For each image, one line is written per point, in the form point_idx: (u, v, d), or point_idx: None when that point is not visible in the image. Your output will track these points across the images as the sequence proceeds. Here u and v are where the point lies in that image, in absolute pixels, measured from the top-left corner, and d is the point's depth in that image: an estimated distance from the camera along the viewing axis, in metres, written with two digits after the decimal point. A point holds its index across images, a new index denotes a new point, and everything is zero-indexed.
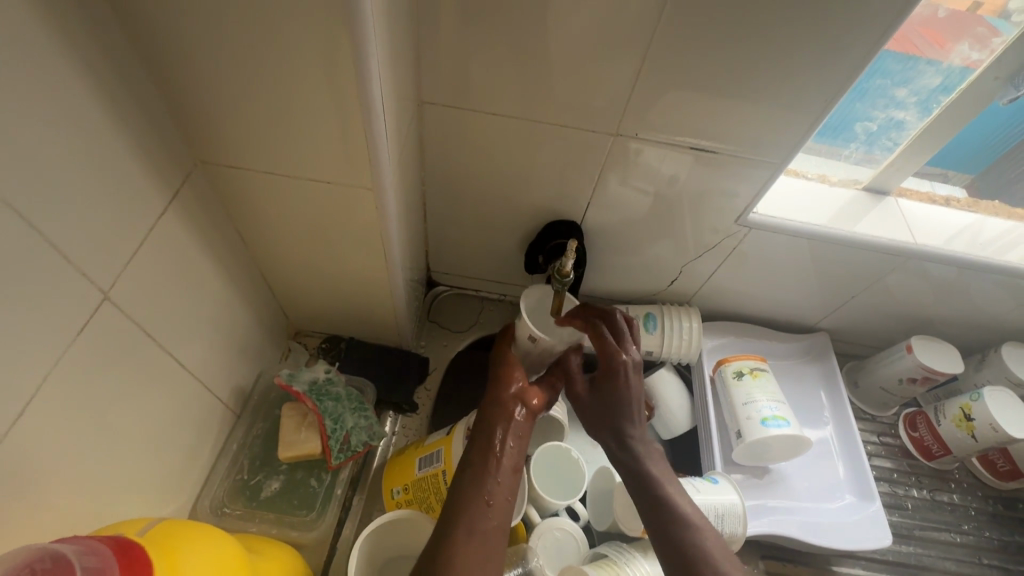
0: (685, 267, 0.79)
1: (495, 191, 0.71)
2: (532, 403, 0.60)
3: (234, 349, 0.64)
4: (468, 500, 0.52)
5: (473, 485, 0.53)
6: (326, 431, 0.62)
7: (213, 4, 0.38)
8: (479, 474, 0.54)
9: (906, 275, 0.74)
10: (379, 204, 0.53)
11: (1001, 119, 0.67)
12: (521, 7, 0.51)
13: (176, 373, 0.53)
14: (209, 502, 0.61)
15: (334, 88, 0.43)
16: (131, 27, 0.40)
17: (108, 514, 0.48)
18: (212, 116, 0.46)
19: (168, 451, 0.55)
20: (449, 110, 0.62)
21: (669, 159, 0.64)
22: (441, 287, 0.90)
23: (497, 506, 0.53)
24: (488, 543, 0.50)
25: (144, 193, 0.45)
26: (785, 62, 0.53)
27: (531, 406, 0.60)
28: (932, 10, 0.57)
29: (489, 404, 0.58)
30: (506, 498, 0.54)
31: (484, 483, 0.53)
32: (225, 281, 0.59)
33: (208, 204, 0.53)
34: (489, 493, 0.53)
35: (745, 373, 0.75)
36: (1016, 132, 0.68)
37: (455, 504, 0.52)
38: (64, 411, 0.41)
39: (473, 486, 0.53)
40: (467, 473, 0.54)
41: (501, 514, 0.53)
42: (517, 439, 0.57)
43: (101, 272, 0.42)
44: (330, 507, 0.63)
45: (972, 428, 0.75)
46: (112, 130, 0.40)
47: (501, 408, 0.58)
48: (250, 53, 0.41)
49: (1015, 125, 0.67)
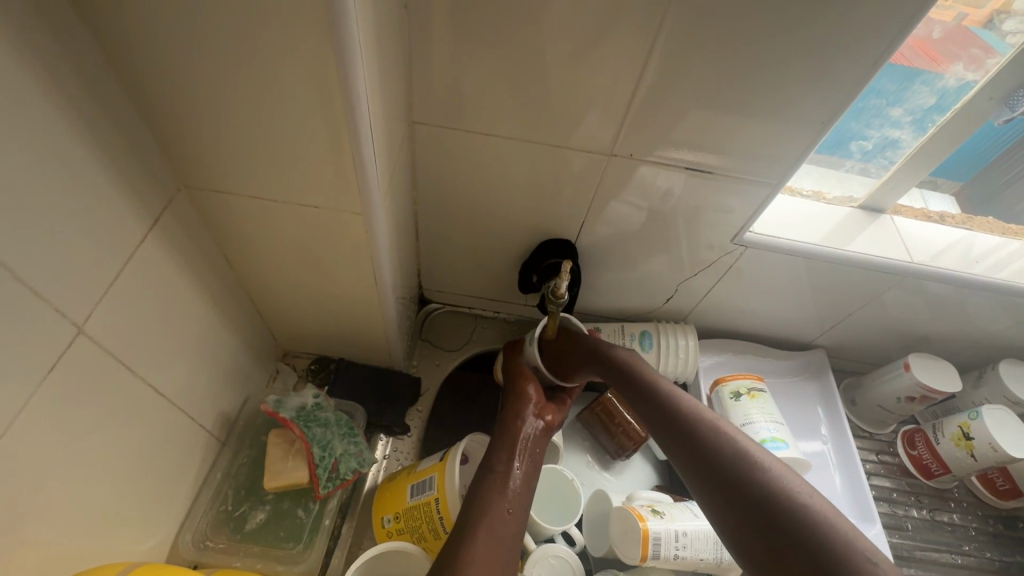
0: (681, 284, 0.78)
1: (488, 209, 0.70)
2: (547, 419, 0.64)
3: (220, 374, 0.62)
4: (486, 501, 0.52)
5: (491, 489, 0.54)
6: (314, 459, 0.60)
7: (196, 29, 0.37)
8: (498, 479, 0.55)
9: (904, 292, 0.73)
10: (369, 227, 0.52)
11: (988, 133, 0.68)
12: (515, 27, 0.51)
13: (157, 403, 0.51)
14: (191, 536, 0.59)
15: (322, 113, 0.42)
16: (112, 53, 0.39)
17: (84, 555, 0.46)
18: (196, 142, 0.45)
19: (148, 484, 0.53)
20: (441, 130, 0.61)
21: (664, 175, 0.63)
22: (433, 304, 0.88)
23: (516, 509, 0.53)
24: (507, 547, 0.50)
25: (124, 221, 0.43)
26: (780, 82, 0.52)
27: (546, 421, 0.64)
28: (928, 31, 0.58)
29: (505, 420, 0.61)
30: (522, 509, 0.54)
31: (502, 489, 0.54)
32: (209, 306, 0.57)
33: (191, 228, 0.52)
34: (507, 500, 0.53)
35: (743, 394, 0.74)
36: (1004, 140, 0.69)
37: (473, 503, 0.52)
38: (35, 452, 0.39)
39: (491, 489, 0.54)
40: (485, 479, 0.55)
41: (519, 523, 0.53)
42: (532, 452, 0.60)
43: (75, 305, 0.40)
44: (318, 538, 0.62)
45: (972, 447, 0.74)
46: (90, 159, 0.39)
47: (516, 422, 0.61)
48: (233, 78, 0.40)
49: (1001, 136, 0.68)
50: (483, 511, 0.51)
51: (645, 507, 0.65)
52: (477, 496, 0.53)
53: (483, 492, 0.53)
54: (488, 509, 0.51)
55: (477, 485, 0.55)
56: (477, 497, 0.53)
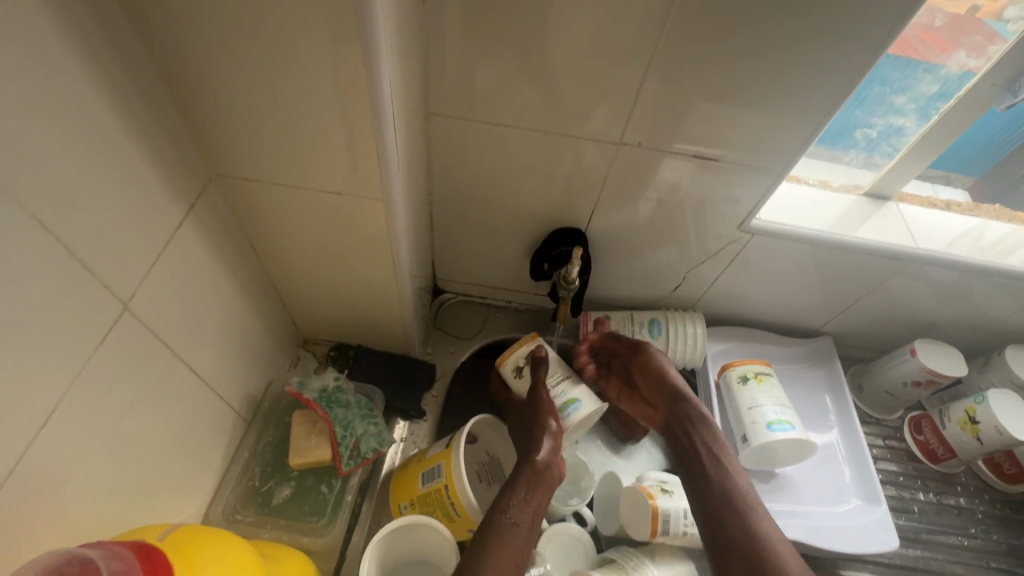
0: (689, 273, 0.80)
1: (501, 200, 0.72)
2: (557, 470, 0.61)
3: (245, 357, 0.65)
4: (496, 545, 0.53)
5: (502, 532, 0.54)
6: (336, 437, 0.63)
7: (230, 23, 0.39)
8: (506, 520, 0.55)
9: (909, 278, 0.74)
10: (389, 214, 0.54)
11: (1001, 125, 0.69)
12: (527, 18, 0.53)
13: (190, 380, 0.54)
14: (221, 508, 0.62)
15: (346, 104, 0.44)
16: (152, 47, 0.41)
17: (124, 522, 0.49)
18: (227, 131, 0.48)
19: (181, 459, 0.55)
20: (455, 121, 0.63)
21: (673, 167, 0.65)
22: (447, 294, 0.91)
23: (521, 554, 0.54)
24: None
25: (162, 206, 0.46)
26: (787, 70, 0.54)
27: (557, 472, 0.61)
28: (929, 20, 0.59)
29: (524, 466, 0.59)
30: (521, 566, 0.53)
31: (510, 534, 0.54)
32: (236, 289, 0.60)
33: (221, 215, 0.55)
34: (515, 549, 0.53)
35: (750, 378, 0.75)
36: (1016, 136, 0.70)
37: (486, 546, 0.52)
38: (82, 419, 0.42)
39: (501, 532, 0.54)
40: (500, 521, 0.55)
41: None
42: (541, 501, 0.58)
43: (120, 283, 0.43)
44: (340, 514, 0.64)
45: (977, 431, 0.76)
46: (132, 146, 0.42)
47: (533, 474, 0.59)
48: (260, 68, 0.42)
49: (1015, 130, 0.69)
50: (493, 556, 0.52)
51: (655, 485, 0.67)
52: (488, 539, 0.53)
53: (493, 533, 0.54)
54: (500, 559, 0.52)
55: (488, 524, 0.54)
56: (489, 535, 0.53)
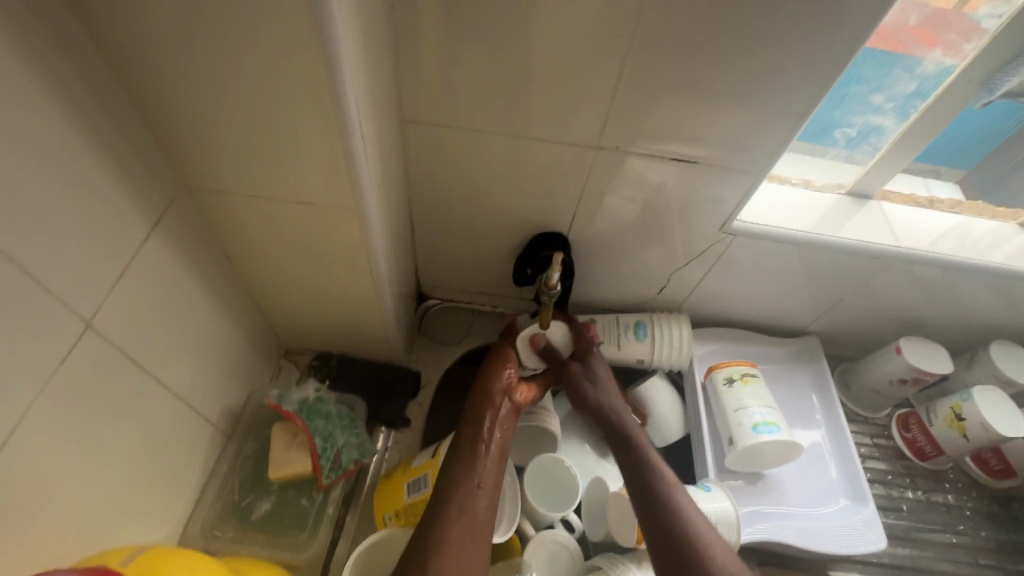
0: (673, 275, 0.80)
1: (482, 205, 0.72)
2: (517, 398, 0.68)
3: (223, 369, 0.64)
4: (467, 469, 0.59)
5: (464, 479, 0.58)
6: (316, 450, 0.62)
7: (188, 34, 0.38)
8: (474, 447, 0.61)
9: (893, 276, 0.74)
10: (363, 223, 0.54)
11: (995, 116, 0.68)
12: (498, 22, 0.52)
13: (164, 396, 0.53)
14: (199, 526, 0.61)
15: (312, 111, 0.43)
16: (112, 60, 0.41)
17: (96, 543, 0.48)
18: (193, 144, 0.47)
19: (155, 476, 0.55)
20: (432, 127, 0.63)
21: (654, 168, 0.64)
22: (431, 300, 0.90)
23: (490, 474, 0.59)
24: (477, 521, 0.55)
25: (127, 220, 0.45)
26: (761, 71, 0.53)
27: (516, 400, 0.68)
28: (905, 17, 0.59)
29: (477, 399, 0.65)
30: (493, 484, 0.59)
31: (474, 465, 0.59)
32: (211, 302, 0.59)
33: (192, 228, 0.54)
34: (478, 475, 0.59)
35: (736, 380, 0.75)
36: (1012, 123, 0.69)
37: (459, 471, 0.58)
38: (45, 443, 0.41)
39: (466, 463, 0.59)
40: (458, 456, 0.60)
41: (490, 496, 0.58)
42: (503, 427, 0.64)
43: (83, 301, 0.42)
44: (322, 527, 0.64)
45: (964, 428, 0.75)
46: (93, 162, 0.41)
47: (486, 401, 0.65)
48: (222, 79, 0.41)
49: (1010, 118, 0.68)
50: (457, 488, 0.57)
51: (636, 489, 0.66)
52: (450, 473, 0.58)
53: (459, 468, 0.59)
54: (460, 489, 0.57)
55: (450, 462, 0.59)
56: (450, 484, 0.57)
